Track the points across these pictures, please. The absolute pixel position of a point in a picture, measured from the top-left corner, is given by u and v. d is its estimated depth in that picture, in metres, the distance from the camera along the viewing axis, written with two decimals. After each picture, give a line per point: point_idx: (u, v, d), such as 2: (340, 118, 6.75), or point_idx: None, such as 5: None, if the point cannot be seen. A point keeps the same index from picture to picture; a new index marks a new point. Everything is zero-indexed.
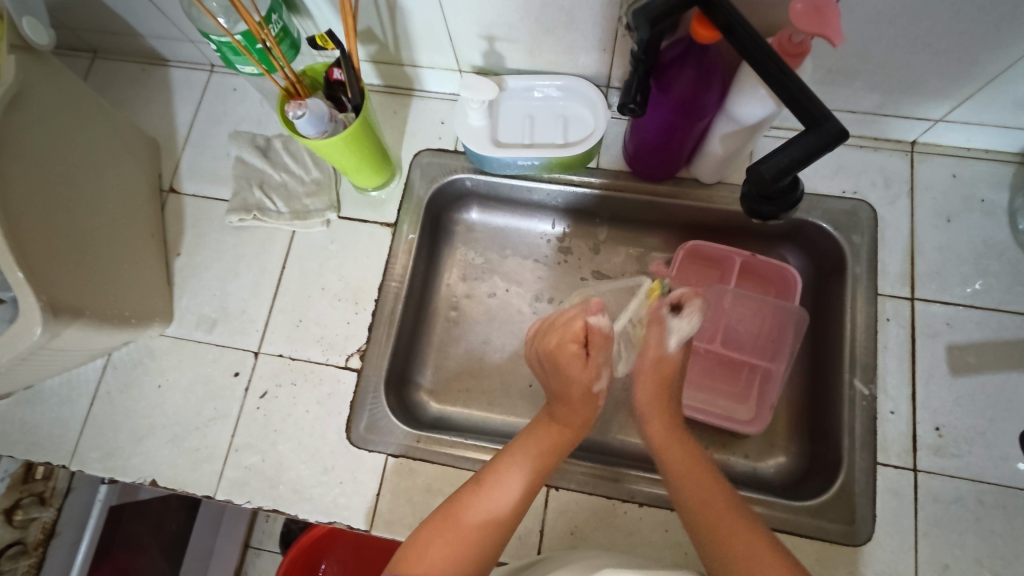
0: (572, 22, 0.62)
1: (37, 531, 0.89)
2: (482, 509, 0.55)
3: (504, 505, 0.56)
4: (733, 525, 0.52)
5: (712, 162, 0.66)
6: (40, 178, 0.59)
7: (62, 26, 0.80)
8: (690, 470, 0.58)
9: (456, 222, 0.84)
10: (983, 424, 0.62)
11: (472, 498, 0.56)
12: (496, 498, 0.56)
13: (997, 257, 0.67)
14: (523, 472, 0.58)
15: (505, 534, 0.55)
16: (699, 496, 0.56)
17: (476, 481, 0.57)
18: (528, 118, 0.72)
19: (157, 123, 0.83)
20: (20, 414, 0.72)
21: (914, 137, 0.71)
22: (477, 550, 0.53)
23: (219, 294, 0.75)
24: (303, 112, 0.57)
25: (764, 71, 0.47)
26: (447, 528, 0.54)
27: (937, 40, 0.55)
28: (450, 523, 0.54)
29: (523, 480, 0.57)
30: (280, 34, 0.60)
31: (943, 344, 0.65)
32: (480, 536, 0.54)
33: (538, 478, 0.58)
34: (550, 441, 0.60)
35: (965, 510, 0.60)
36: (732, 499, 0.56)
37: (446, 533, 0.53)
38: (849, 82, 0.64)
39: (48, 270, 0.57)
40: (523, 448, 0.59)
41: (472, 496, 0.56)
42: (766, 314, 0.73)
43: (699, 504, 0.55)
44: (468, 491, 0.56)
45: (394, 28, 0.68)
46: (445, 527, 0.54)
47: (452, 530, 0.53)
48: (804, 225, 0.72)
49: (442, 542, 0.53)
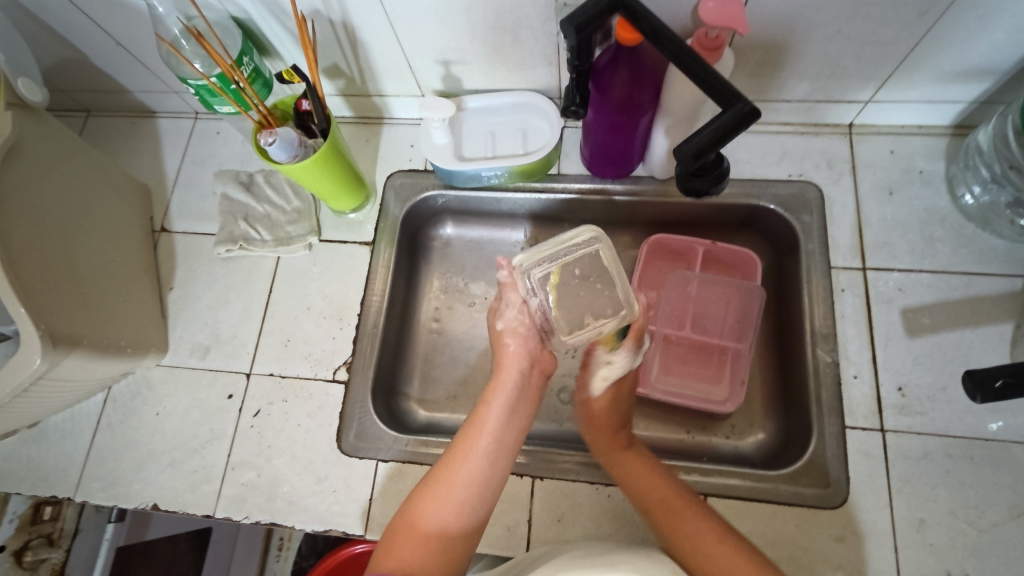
0: (517, 41, 0.68)
1: (48, 572, 0.92)
2: (446, 518, 0.56)
3: (464, 513, 0.56)
4: (687, 520, 0.57)
5: (659, 156, 0.71)
6: (39, 220, 0.65)
7: (57, 89, 0.87)
8: (642, 479, 0.61)
9: (433, 239, 0.88)
10: (943, 381, 0.65)
11: (433, 506, 0.56)
12: (455, 503, 0.57)
13: (941, 223, 0.71)
14: (482, 466, 0.59)
15: (472, 534, 0.57)
16: (647, 493, 0.60)
17: (438, 485, 0.58)
18: (489, 132, 0.77)
19: (147, 169, 0.89)
20: (27, 452, 0.75)
21: (850, 120, 0.75)
22: (444, 560, 0.54)
23: (211, 322, 0.79)
24: (274, 139, 0.62)
25: (681, 64, 0.52)
26: (410, 539, 0.54)
27: (846, 26, 0.61)
28: (414, 536, 0.55)
29: (485, 475, 0.58)
30: (252, 74, 0.66)
31: (897, 308, 0.68)
32: (448, 543, 0.55)
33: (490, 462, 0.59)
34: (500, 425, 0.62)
35: (935, 464, 0.62)
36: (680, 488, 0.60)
37: (416, 542, 0.54)
38: (778, 73, 0.69)
39: (46, 303, 0.62)
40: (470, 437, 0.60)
41: (434, 504, 0.56)
42: (732, 298, 0.77)
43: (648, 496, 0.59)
44: (429, 498, 0.57)
45: (357, 62, 0.74)
46: (412, 538, 0.54)
47: (419, 543, 0.54)
48: (757, 211, 0.76)
49: (411, 551, 0.54)
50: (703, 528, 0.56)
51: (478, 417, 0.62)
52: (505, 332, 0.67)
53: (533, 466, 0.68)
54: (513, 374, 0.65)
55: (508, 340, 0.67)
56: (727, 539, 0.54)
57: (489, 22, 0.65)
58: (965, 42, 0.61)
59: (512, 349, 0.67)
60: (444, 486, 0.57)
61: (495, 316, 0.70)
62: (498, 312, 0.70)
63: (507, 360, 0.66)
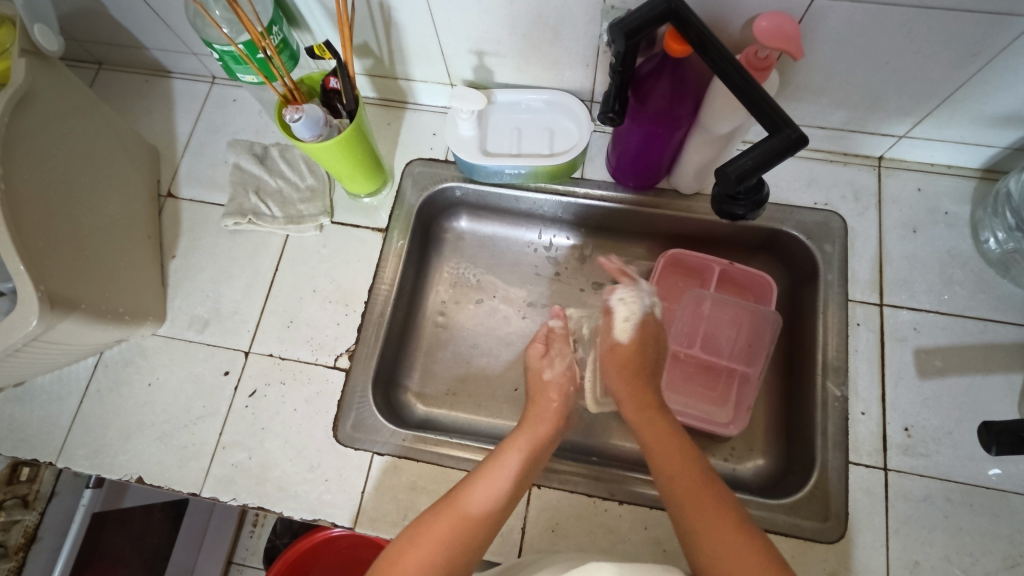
0: (557, 39, 0.66)
1: (19, 534, 0.88)
2: (481, 499, 0.58)
3: (500, 499, 0.58)
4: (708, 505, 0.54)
5: (688, 171, 0.70)
6: (45, 176, 0.62)
7: (70, 38, 0.84)
8: (668, 453, 0.60)
9: (445, 231, 0.86)
10: (950, 425, 0.64)
11: (473, 490, 0.58)
12: (494, 490, 0.58)
13: (961, 266, 0.70)
14: (524, 462, 0.61)
15: (503, 519, 0.59)
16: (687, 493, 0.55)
17: (482, 473, 0.59)
18: (516, 129, 0.75)
19: (158, 131, 0.86)
20: (10, 411, 0.73)
21: (881, 153, 0.75)
22: (470, 542, 0.56)
23: (212, 295, 0.77)
24: (301, 116, 0.60)
25: (730, 82, 0.51)
26: (442, 520, 0.56)
27: (894, 59, 0.60)
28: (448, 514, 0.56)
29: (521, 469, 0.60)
30: (281, 45, 0.64)
31: (910, 348, 0.68)
32: (478, 526, 0.56)
33: (528, 470, 0.61)
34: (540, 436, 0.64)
35: (935, 508, 0.62)
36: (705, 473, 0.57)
37: (447, 521, 0.56)
38: (817, 98, 0.68)
39: (47, 263, 0.59)
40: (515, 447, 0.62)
41: (472, 490, 0.58)
42: (744, 321, 0.76)
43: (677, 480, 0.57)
44: (468, 483, 0.59)
45: (388, 43, 0.72)
46: (446, 516, 0.56)
47: (449, 523, 0.56)
48: (778, 235, 0.75)
49: (444, 529, 0.55)
50: (718, 510, 0.53)
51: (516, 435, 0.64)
52: (547, 386, 0.71)
53: None
54: (551, 420, 0.67)
55: (551, 395, 0.70)
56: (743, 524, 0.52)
57: (531, 17, 0.64)
58: (1012, 87, 0.60)
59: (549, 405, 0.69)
60: (486, 475, 0.59)
61: (539, 361, 0.73)
62: (544, 360, 0.73)
63: (543, 402, 0.69)
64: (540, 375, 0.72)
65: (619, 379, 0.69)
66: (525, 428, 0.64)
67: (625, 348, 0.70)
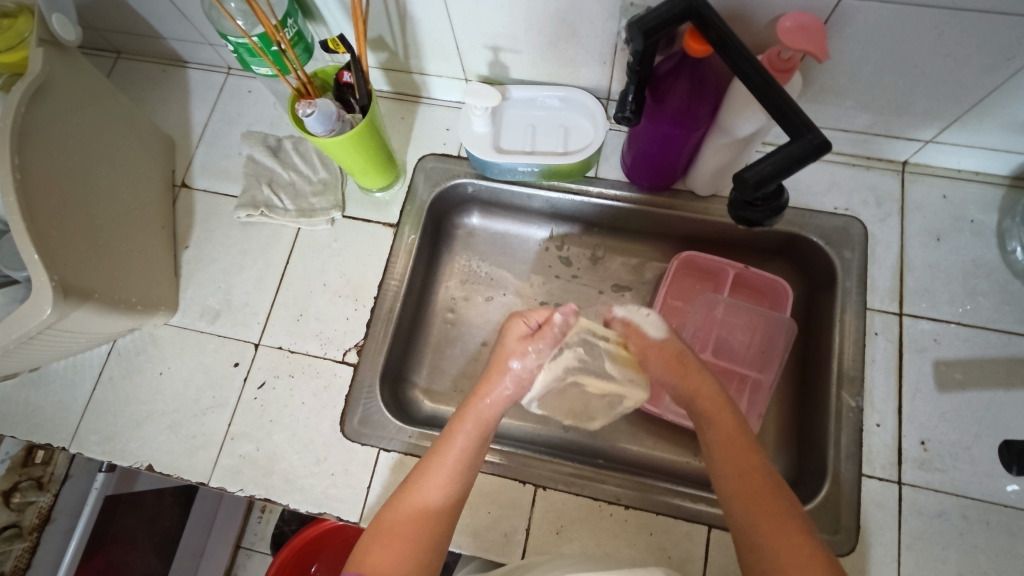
0: (574, 35, 0.65)
1: (34, 515, 0.89)
2: (440, 480, 0.56)
3: (454, 482, 0.57)
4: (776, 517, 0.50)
5: (706, 173, 0.68)
6: (61, 165, 0.62)
7: (89, 27, 0.84)
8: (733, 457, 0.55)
9: (457, 227, 0.86)
10: (968, 440, 0.63)
11: (422, 483, 0.56)
12: (445, 473, 0.57)
13: (986, 276, 0.68)
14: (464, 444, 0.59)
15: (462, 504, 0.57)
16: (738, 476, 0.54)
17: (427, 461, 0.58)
18: (530, 126, 0.74)
19: (173, 121, 0.86)
20: (25, 396, 0.74)
21: (906, 157, 0.72)
22: (431, 537, 0.53)
23: (224, 287, 0.77)
24: (313, 111, 0.60)
25: (751, 85, 0.49)
26: (403, 520, 0.54)
27: (924, 62, 0.57)
28: (412, 503, 0.55)
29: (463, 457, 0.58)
30: (295, 37, 0.63)
31: (930, 359, 0.66)
32: (437, 520, 0.54)
33: (476, 451, 0.59)
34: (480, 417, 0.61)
35: (950, 524, 0.60)
36: (769, 473, 0.54)
37: (406, 524, 0.54)
38: (841, 101, 0.66)
39: (63, 254, 0.60)
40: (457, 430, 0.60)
41: (427, 475, 0.57)
42: (757, 326, 0.75)
43: (741, 480, 0.53)
44: (420, 473, 0.57)
45: (403, 37, 0.72)
46: (405, 517, 0.54)
47: (406, 523, 0.53)
48: (797, 240, 0.74)
49: (401, 533, 0.53)
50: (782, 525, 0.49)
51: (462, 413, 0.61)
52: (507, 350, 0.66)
53: (536, 474, 0.67)
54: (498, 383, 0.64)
55: (507, 378, 0.64)
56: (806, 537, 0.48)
57: (548, 13, 0.62)
58: None
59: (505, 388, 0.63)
60: (434, 461, 0.57)
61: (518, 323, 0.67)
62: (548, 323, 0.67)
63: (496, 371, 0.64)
64: (508, 354, 0.65)
65: (673, 375, 0.64)
66: (464, 412, 0.62)
67: (671, 344, 0.65)
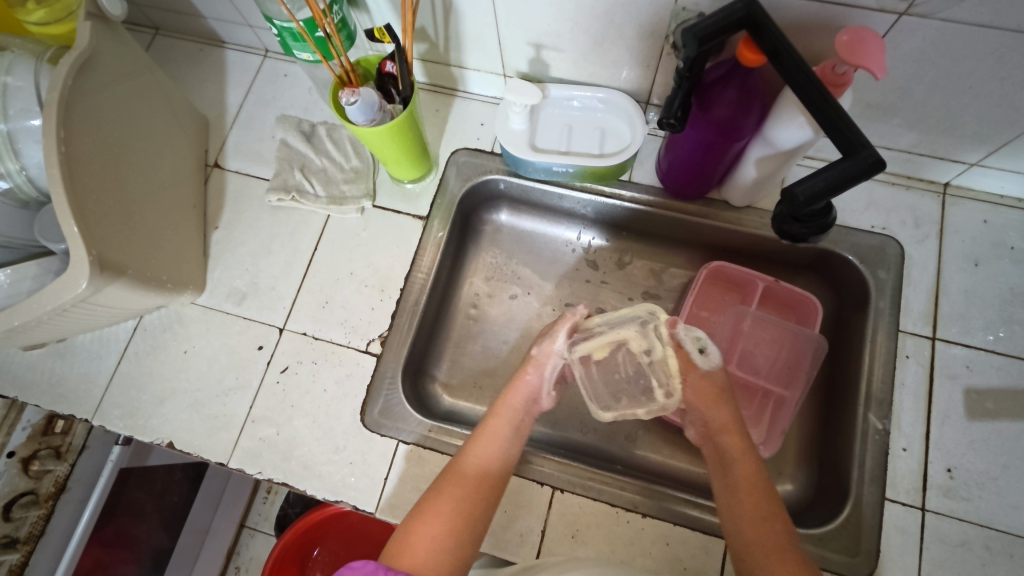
0: (620, 37, 0.64)
1: (50, 483, 0.90)
2: (479, 474, 0.58)
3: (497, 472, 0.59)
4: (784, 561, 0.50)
5: (744, 184, 0.67)
6: (102, 140, 0.62)
7: (131, 2, 0.85)
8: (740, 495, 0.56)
9: (484, 223, 0.85)
10: (995, 470, 0.62)
11: (469, 459, 0.59)
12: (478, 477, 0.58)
13: (1023, 305, 0.67)
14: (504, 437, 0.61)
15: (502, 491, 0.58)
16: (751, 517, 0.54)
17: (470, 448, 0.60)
18: (567, 126, 0.74)
19: (208, 101, 0.86)
20: (51, 366, 0.75)
21: (948, 179, 0.71)
22: (473, 518, 0.55)
23: (252, 269, 0.78)
24: (356, 99, 0.59)
25: (805, 97, 0.48)
26: (447, 494, 0.56)
27: (979, 84, 0.56)
28: (450, 491, 0.57)
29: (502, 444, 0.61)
30: (340, 24, 0.63)
31: (961, 386, 0.65)
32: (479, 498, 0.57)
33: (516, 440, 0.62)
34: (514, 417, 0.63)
35: (972, 554, 0.60)
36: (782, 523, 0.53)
37: (448, 498, 0.56)
38: (887, 118, 0.65)
39: (101, 229, 0.60)
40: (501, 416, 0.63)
41: (467, 462, 0.59)
42: (783, 342, 0.74)
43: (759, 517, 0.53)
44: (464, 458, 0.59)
45: (446, 29, 0.71)
46: (450, 491, 0.56)
47: (450, 496, 0.56)
48: (830, 256, 0.73)
49: (446, 507, 0.55)
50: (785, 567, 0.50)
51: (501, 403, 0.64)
52: (531, 361, 0.67)
53: (554, 477, 0.66)
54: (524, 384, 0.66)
55: (532, 375, 0.67)
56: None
57: (596, 13, 0.62)
58: None
59: (530, 390, 0.66)
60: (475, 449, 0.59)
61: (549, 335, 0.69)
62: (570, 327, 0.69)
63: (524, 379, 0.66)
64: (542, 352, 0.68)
65: (705, 404, 0.63)
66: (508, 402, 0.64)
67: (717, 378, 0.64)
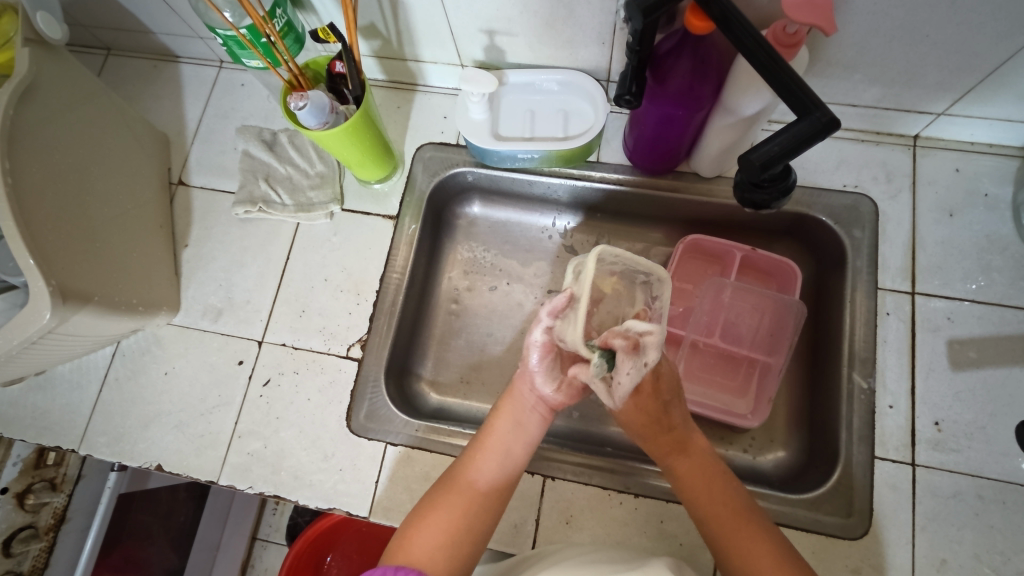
0: (571, 16, 0.63)
1: (49, 515, 0.90)
2: (487, 476, 0.57)
3: (505, 471, 0.58)
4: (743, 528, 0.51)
5: (711, 154, 0.67)
6: (53, 168, 0.61)
7: (77, 24, 0.83)
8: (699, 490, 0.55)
9: (458, 217, 0.85)
10: (983, 419, 0.62)
11: (475, 463, 0.58)
12: (491, 465, 0.58)
13: (1000, 252, 0.66)
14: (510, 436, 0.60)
15: (510, 492, 0.58)
16: (704, 501, 0.54)
17: (476, 449, 0.59)
18: (529, 112, 0.73)
19: (167, 118, 0.85)
20: (32, 400, 0.74)
21: (917, 131, 0.70)
22: (475, 521, 0.54)
23: (226, 284, 0.77)
24: (306, 104, 0.58)
25: (754, 62, 0.47)
26: (449, 498, 0.55)
27: (935, 32, 0.55)
28: (450, 498, 0.55)
29: (509, 450, 0.59)
30: (285, 28, 0.62)
31: (943, 338, 0.65)
32: (483, 502, 0.56)
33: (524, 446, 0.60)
34: (526, 415, 0.61)
35: (965, 505, 0.59)
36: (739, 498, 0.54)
37: (450, 500, 0.55)
38: (849, 75, 0.64)
39: (62, 259, 0.59)
40: (504, 419, 0.60)
41: (473, 464, 0.58)
42: (766, 310, 0.73)
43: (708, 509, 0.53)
44: (469, 460, 0.58)
45: (396, 24, 0.70)
46: (451, 496, 0.55)
47: (453, 499, 0.55)
48: (804, 220, 0.72)
49: (450, 508, 0.54)
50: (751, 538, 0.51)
51: (493, 420, 0.61)
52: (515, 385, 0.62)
53: (545, 465, 0.66)
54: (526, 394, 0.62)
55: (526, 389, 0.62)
56: (775, 552, 0.50)
57: None
58: None
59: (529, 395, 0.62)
60: (480, 448, 0.59)
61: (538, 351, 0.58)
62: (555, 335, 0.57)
63: (521, 388, 0.62)
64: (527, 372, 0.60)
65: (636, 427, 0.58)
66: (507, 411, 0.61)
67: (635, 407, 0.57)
